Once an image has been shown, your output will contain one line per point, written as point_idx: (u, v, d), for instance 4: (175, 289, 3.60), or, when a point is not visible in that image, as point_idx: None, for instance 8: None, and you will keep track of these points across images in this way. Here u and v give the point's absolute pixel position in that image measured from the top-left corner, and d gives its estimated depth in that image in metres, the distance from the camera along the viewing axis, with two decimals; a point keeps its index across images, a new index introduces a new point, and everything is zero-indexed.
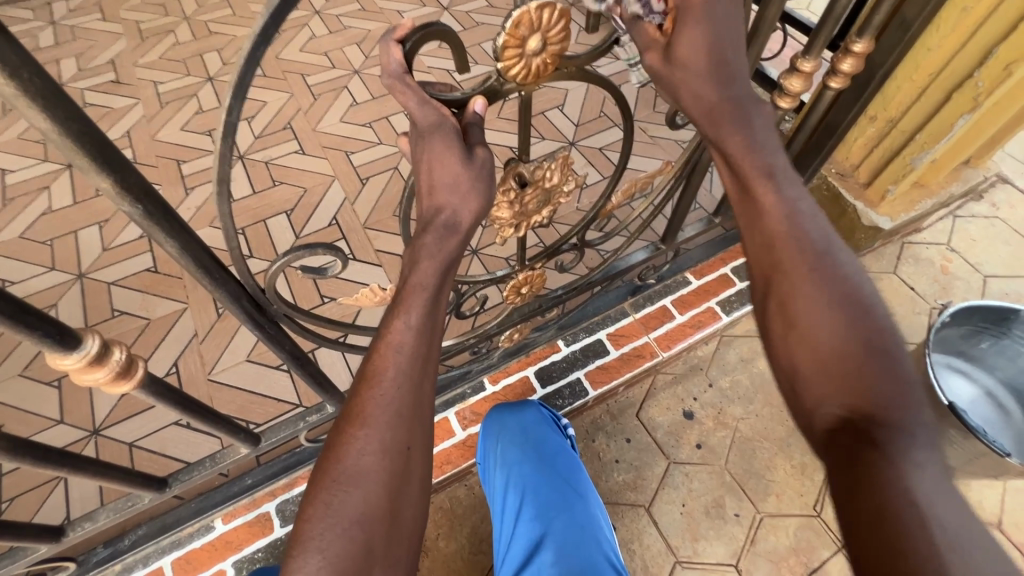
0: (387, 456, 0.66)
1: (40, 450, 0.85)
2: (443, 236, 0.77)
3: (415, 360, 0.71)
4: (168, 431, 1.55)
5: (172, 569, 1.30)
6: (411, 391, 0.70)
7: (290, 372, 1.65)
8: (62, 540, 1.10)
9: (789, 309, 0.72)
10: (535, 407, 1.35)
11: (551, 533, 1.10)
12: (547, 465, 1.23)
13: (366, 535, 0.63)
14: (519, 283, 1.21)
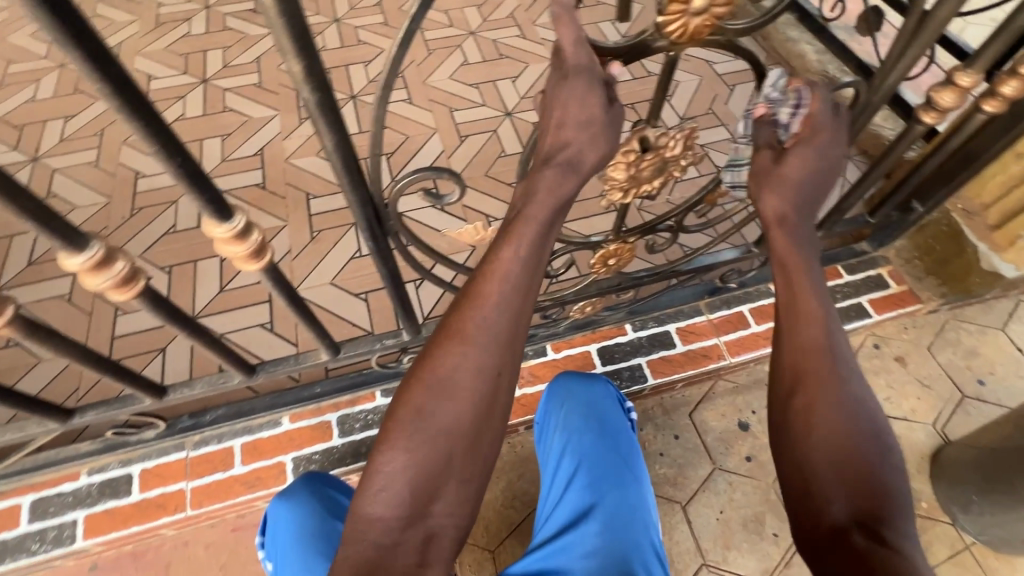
0: (478, 378, 0.75)
1: (171, 308, 0.95)
2: (552, 184, 0.79)
3: (517, 290, 0.78)
4: (253, 331, 1.69)
5: (241, 450, 1.43)
6: (507, 326, 0.77)
7: (367, 302, 1.75)
8: (162, 399, 1.22)
9: (805, 410, 0.81)
10: (602, 386, 1.39)
11: (599, 502, 1.10)
12: (603, 437, 1.25)
13: (447, 446, 0.72)
14: (609, 254, 1.22)
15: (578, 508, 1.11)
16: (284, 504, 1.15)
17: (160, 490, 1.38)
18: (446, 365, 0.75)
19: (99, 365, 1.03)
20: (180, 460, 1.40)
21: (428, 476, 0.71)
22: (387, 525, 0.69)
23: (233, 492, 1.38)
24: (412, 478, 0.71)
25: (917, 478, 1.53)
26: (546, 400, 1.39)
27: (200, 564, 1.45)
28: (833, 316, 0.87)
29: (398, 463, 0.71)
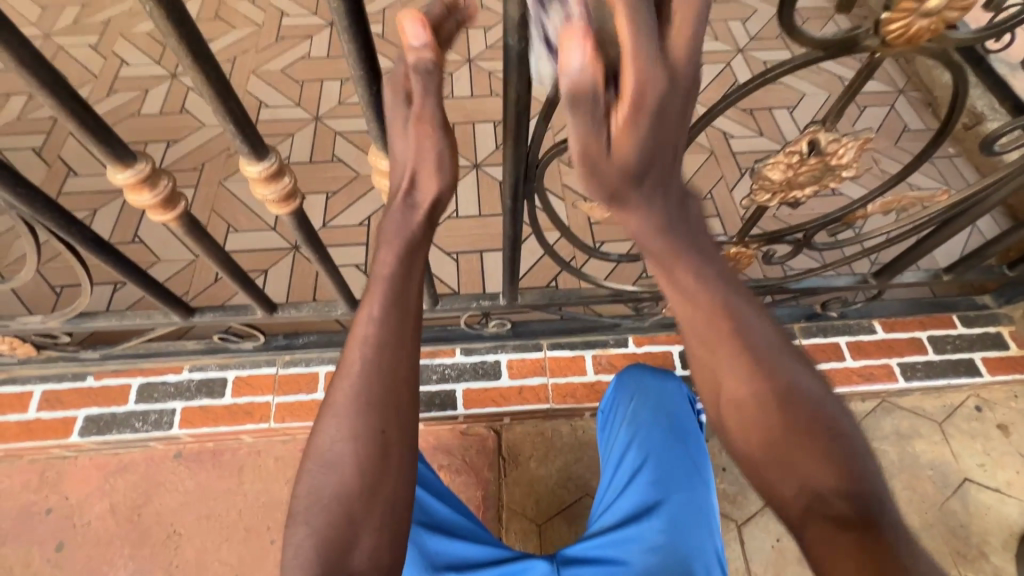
0: (353, 436, 0.69)
1: (314, 233, 1.00)
2: (427, 165, 0.75)
3: (379, 345, 0.72)
4: (347, 270, 1.76)
5: (325, 377, 1.51)
6: (387, 304, 0.73)
7: (457, 262, 1.78)
8: (273, 314, 1.29)
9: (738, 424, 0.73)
10: (673, 384, 1.23)
11: (666, 500, 0.99)
12: (673, 438, 1.11)
13: (379, 422, 0.70)
14: (724, 257, 1.18)
15: (643, 504, 0.99)
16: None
17: (249, 399, 1.47)
18: (351, 349, 0.73)
19: (233, 272, 1.10)
20: (270, 374, 1.50)
21: (361, 453, 0.69)
22: (325, 505, 0.67)
23: (313, 414, 1.46)
24: (352, 456, 0.69)
25: (1001, 555, 1.43)
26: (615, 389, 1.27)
27: (269, 474, 1.56)
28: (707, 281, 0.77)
29: (342, 441, 0.69)
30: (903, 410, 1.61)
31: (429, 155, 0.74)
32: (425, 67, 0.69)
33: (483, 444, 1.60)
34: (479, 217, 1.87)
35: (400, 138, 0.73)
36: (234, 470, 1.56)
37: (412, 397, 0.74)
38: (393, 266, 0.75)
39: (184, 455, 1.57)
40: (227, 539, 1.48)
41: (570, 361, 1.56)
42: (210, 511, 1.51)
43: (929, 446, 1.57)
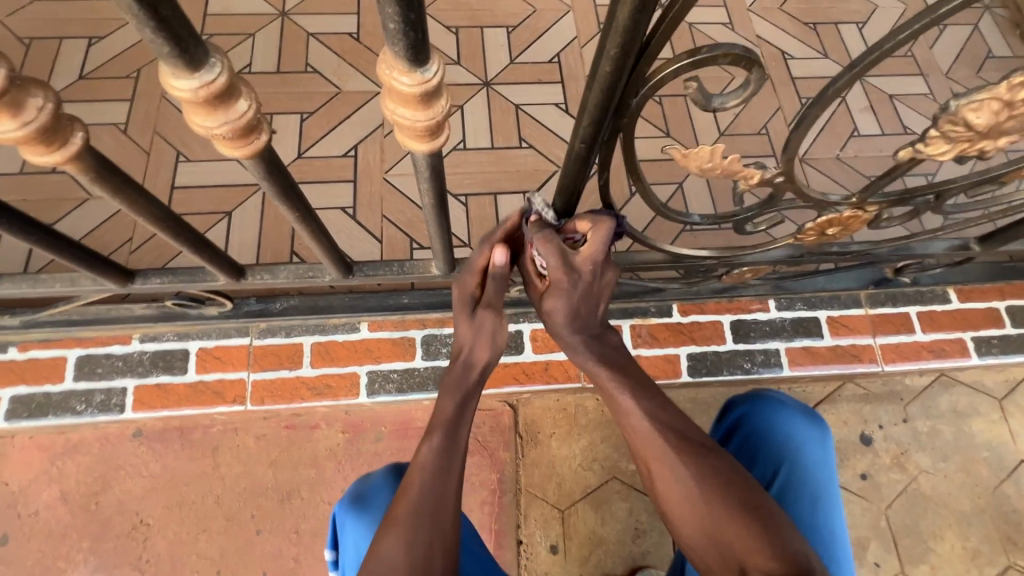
0: (412, 536, 0.73)
1: (288, 182, 0.69)
2: (484, 342, 0.87)
3: (438, 468, 0.78)
4: (331, 213, 1.43)
5: (311, 350, 1.25)
6: (445, 436, 0.80)
7: (467, 206, 1.46)
8: (240, 281, 1.00)
9: (666, 496, 0.73)
10: (807, 425, 0.99)
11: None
12: (805, 502, 0.92)
13: (426, 533, 0.73)
14: (830, 220, 0.91)
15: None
16: (361, 522, 0.91)
17: (219, 375, 1.22)
18: (413, 468, 0.79)
19: (176, 232, 0.80)
20: (242, 347, 1.24)
21: (411, 562, 0.71)
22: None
23: (298, 395, 1.23)
24: (406, 562, 0.71)
25: None
26: (733, 426, 1.03)
27: (250, 455, 1.34)
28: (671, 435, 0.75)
29: (395, 545, 0.72)
30: (961, 386, 1.45)
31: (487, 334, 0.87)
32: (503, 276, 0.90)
33: (497, 420, 1.41)
34: (492, 150, 1.53)
35: (465, 326, 0.91)
36: (208, 451, 1.34)
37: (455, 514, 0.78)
38: (450, 411, 0.84)
39: (145, 433, 1.34)
40: (204, 530, 1.28)
41: None
42: (182, 498, 1.30)
43: (987, 426, 1.43)
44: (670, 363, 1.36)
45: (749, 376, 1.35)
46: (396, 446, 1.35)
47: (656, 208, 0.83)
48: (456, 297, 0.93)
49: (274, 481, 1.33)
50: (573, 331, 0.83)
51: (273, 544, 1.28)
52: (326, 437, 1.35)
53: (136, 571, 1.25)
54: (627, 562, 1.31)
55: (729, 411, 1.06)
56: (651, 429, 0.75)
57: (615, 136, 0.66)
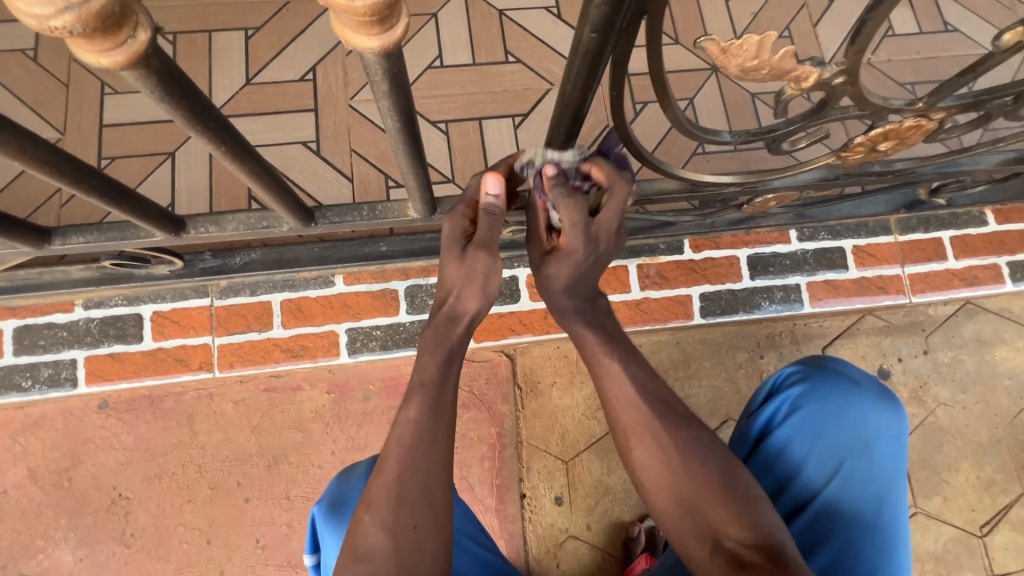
0: (398, 519, 0.69)
1: (196, 100, 0.51)
2: (472, 288, 0.78)
3: (422, 444, 0.72)
4: (291, 149, 1.24)
5: (282, 309, 1.22)
6: (425, 406, 0.74)
7: (448, 135, 1.27)
8: (180, 236, 0.84)
9: (643, 467, 0.75)
10: (882, 411, 0.90)
11: (862, 569, 0.81)
12: (871, 493, 0.85)
13: (413, 519, 0.69)
14: (885, 133, 0.75)
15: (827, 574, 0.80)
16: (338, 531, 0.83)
17: (180, 342, 1.21)
18: (388, 447, 0.73)
19: (66, 175, 0.61)
20: (202, 308, 1.22)
21: (396, 548, 0.68)
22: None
23: (272, 357, 1.22)
24: (392, 549, 0.68)
25: None
26: (793, 399, 0.91)
27: (230, 422, 1.24)
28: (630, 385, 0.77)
29: (375, 534, 0.69)
30: (988, 314, 1.35)
31: (479, 281, 0.77)
32: (491, 212, 0.77)
33: (494, 371, 1.32)
34: (474, 67, 1.32)
35: (453, 268, 0.78)
36: (183, 419, 1.23)
37: (445, 486, 0.74)
38: (433, 372, 0.77)
39: (112, 404, 1.22)
40: (189, 501, 1.21)
41: (611, 274, 1.29)
42: (161, 470, 1.22)
43: (1010, 353, 1.35)
44: (680, 305, 1.30)
45: (766, 314, 1.30)
46: (386, 405, 1.25)
47: (680, 124, 0.67)
48: (444, 235, 0.79)
49: (259, 447, 1.24)
50: (569, 296, 0.81)
51: (263, 510, 1.22)
52: (310, 398, 1.25)
53: (121, 545, 1.18)
54: (635, 510, 1.26)
55: (789, 382, 0.93)
56: (634, 398, 0.77)
57: (638, 21, 0.49)
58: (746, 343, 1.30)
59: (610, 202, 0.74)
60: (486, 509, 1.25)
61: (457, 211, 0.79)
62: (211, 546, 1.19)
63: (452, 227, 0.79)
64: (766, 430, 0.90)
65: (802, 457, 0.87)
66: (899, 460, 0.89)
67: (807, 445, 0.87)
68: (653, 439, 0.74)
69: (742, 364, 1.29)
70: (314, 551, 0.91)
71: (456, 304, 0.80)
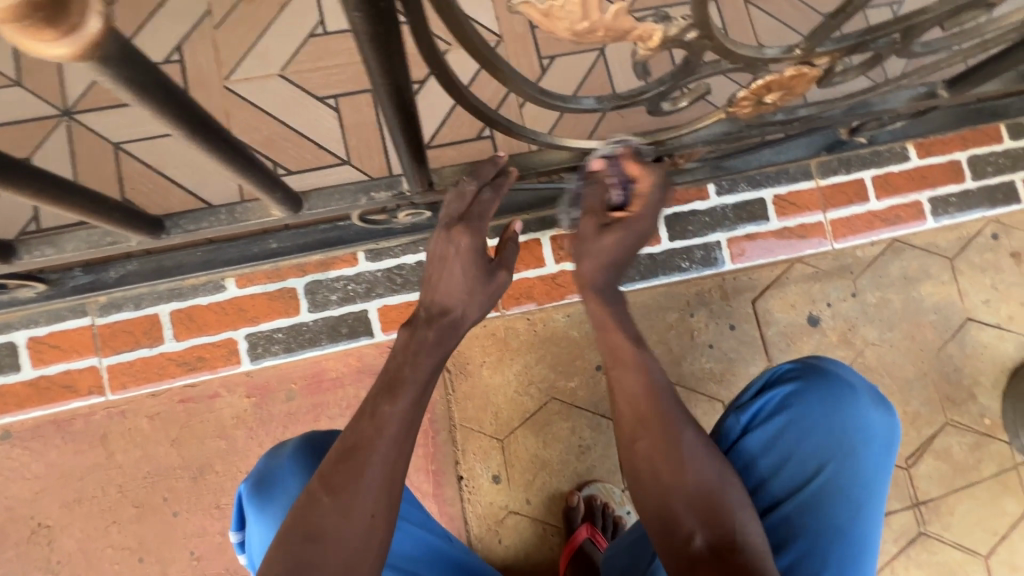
0: (361, 502, 0.65)
1: None
2: (468, 297, 0.79)
3: (401, 439, 0.68)
4: (164, 143, 1.12)
5: (172, 320, 1.15)
6: (406, 399, 0.70)
7: (338, 112, 1.16)
8: (13, 263, 0.76)
9: (645, 459, 0.75)
10: (876, 416, 0.89)
11: (823, 571, 0.82)
12: (848, 494, 0.85)
13: (374, 505, 0.65)
14: (767, 86, 0.69)
15: (787, 572, 0.82)
16: (269, 508, 0.84)
17: (64, 367, 1.14)
18: (354, 433, 0.68)
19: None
20: (83, 329, 1.14)
21: (337, 545, 0.64)
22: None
23: (168, 373, 1.17)
24: (348, 533, 0.64)
25: (988, 393, 1.34)
26: (785, 395, 0.90)
27: (147, 437, 1.19)
28: (654, 372, 0.78)
29: (333, 517, 0.64)
30: (913, 251, 1.34)
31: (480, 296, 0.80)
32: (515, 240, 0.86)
33: None
34: None
35: (478, 283, 0.79)
36: (95, 441, 1.18)
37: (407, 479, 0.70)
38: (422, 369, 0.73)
39: (15, 434, 1.16)
40: (114, 522, 1.17)
41: (525, 250, 1.26)
42: (80, 494, 1.17)
43: (935, 288, 1.35)
44: None
45: (687, 275, 1.27)
46: (309, 404, 1.20)
47: (530, 98, 0.59)
48: (476, 247, 0.78)
49: (181, 459, 1.20)
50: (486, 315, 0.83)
51: (194, 522, 1.19)
52: (229, 404, 1.20)
53: (49, 573, 1.15)
54: (573, 479, 1.27)
55: (785, 377, 0.92)
56: (641, 389, 0.77)
57: None
58: (674, 303, 1.28)
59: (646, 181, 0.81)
60: (425, 496, 1.24)
61: (484, 225, 0.79)
62: (144, 563, 1.17)
63: (472, 241, 0.78)
64: (750, 425, 0.90)
65: (783, 456, 0.87)
66: (886, 469, 0.88)
67: (790, 447, 0.88)
68: (659, 440, 0.75)
69: (671, 325, 1.27)
70: (241, 527, 0.93)
71: (460, 314, 0.78)
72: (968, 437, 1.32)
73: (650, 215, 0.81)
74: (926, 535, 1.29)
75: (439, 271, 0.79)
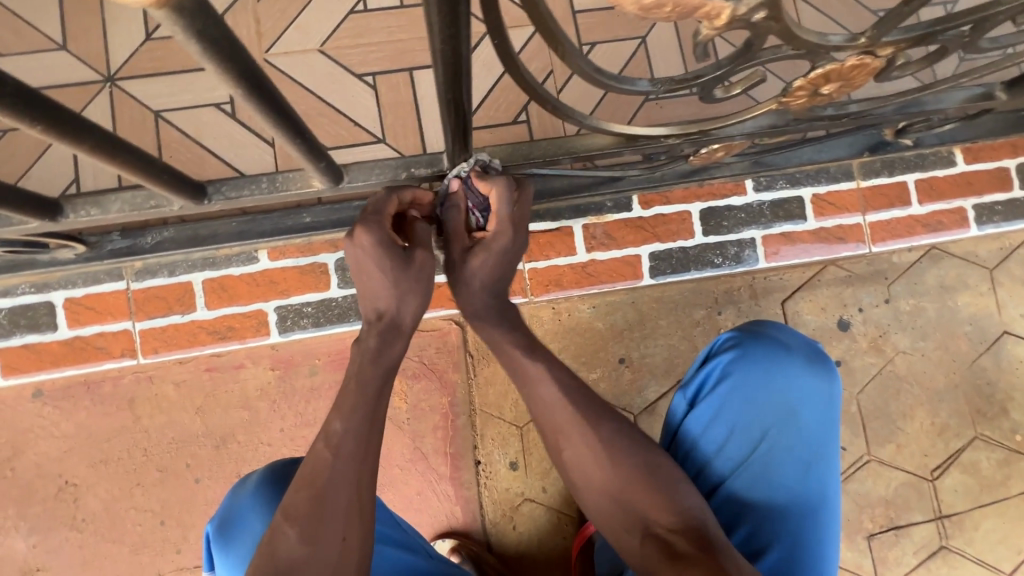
0: (324, 531, 0.69)
1: None
2: (401, 295, 0.80)
3: (356, 455, 0.73)
4: (203, 113, 1.13)
5: (204, 289, 1.17)
6: (358, 416, 0.75)
7: (376, 90, 1.16)
8: (59, 221, 0.76)
9: (574, 463, 0.79)
10: (816, 376, 0.87)
11: (782, 538, 0.80)
12: (797, 458, 0.83)
13: (340, 529, 0.70)
14: (825, 75, 0.67)
15: (745, 545, 0.80)
16: (235, 542, 0.87)
17: (99, 329, 1.16)
18: (314, 460, 0.73)
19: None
20: (119, 293, 1.16)
21: (320, 556, 0.68)
22: None
23: (199, 341, 1.18)
24: (318, 560, 0.68)
25: (1021, 409, 1.30)
26: (725, 365, 0.88)
27: (172, 403, 1.21)
28: (543, 366, 0.83)
29: (296, 543, 0.68)
30: (952, 260, 1.31)
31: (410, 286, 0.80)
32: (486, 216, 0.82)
33: (445, 339, 1.28)
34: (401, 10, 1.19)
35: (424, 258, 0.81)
36: (123, 404, 1.20)
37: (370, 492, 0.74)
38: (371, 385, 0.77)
39: (46, 393, 1.18)
40: (138, 484, 1.20)
41: (557, 236, 1.23)
42: (106, 455, 1.20)
43: (973, 299, 1.31)
44: (629, 266, 1.25)
45: (719, 271, 1.25)
46: (332, 380, 1.21)
47: (585, 76, 0.58)
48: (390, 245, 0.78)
49: (205, 427, 1.21)
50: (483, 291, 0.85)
51: (216, 490, 1.21)
52: (254, 376, 1.21)
53: (74, 530, 1.18)
54: None
55: (722, 347, 0.90)
56: (558, 394, 0.81)
57: None
58: (702, 300, 1.26)
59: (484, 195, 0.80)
60: (441, 478, 1.25)
61: (379, 221, 0.78)
62: (166, 527, 1.19)
63: (376, 239, 0.77)
64: (694, 399, 0.88)
65: (728, 428, 0.85)
66: (831, 428, 0.87)
67: (732, 417, 0.85)
68: (584, 440, 0.78)
69: (697, 322, 1.26)
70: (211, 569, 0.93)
71: (397, 314, 0.80)
72: (997, 452, 1.29)
73: (510, 231, 0.81)
74: (947, 549, 1.26)
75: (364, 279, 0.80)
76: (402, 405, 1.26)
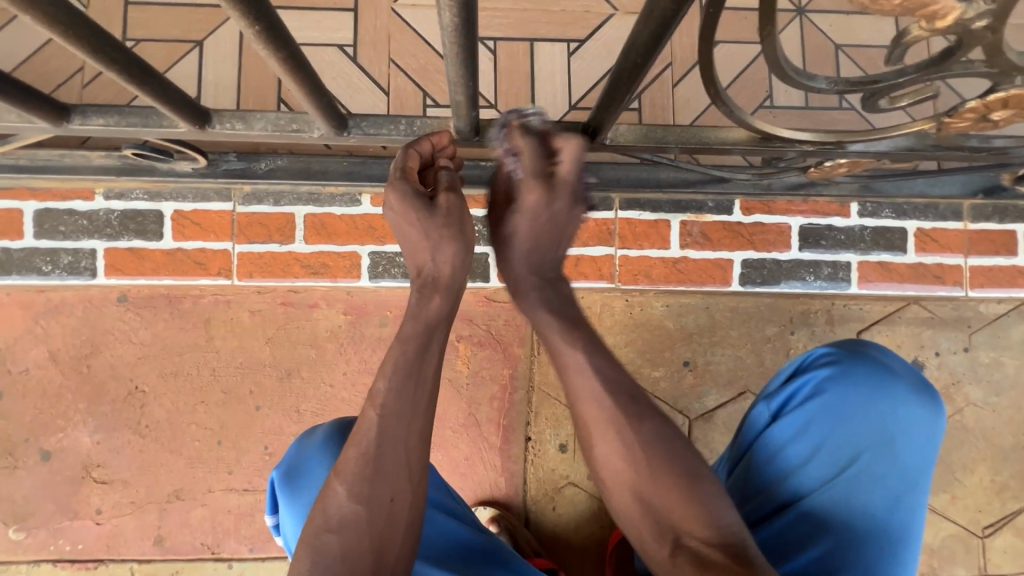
0: (372, 493, 0.67)
1: None
2: (424, 252, 0.76)
3: (405, 420, 0.69)
4: (325, 52, 1.14)
5: (305, 224, 1.21)
6: (406, 376, 0.70)
7: (495, 56, 1.16)
8: (205, 131, 0.78)
9: (608, 464, 0.72)
10: (915, 406, 0.85)
11: (858, 563, 0.79)
12: (886, 487, 0.82)
13: (390, 491, 0.67)
14: (1004, 100, 0.65)
15: (819, 562, 0.78)
16: (297, 494, 0.83)
17: (199, 245, 1.20)
18: (365, 418, 0.69)
19: (60, 26, 0.54)
20: (225, 213, 1.20)
21: (372, 517, 0.66)
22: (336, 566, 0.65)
23: (292, 273, 1.21)
24: (368, 518, 0.66)
25: None
26: (817, 381, 0.87)
27: (245, 329, 1.23)
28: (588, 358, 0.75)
29: (347, 499, 0.67)
30: None
31: (426, 248, 0.76)
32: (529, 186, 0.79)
33: (514, 314, 1.28)
34: None
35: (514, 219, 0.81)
36: (199, 322, 1.23)
37: (425, 452, 0.71)
38: (412, 344, 0.72)
39: (131, 299, 1.22)
40: (202, 402, 1.23)
41: (651, 228, 1.23)
42: (176, 369, 1.23)
43: None
44: (719, 269, 1.23)
45: (807, 290, 1.23)
46: None
47: (775, 65, 0.57)
48: (403, 204, 0.75)
49: (273, 358, 1.24)
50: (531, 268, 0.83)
51: (272, 420, 1.23)
52: (327, 317, 1.23)
53: (136, 434, 1.22)
54: None
55: (818, 363, 0.89)
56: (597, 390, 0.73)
57: None
58: (777, 317, 1.24)
59: (566, 154, 0.78)
60: (490, 448, 1.26)
61: (404, 179, 0.75)
62: (222, 447, 1.23)
63: (401, 194, 0.75)
64: (781, 410, 0.88)
65: (815, 445, 0.84)
66: (924, 463, 0.85)
67: (822, 434, 0.84)
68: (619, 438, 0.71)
69: (770, 338, 1.24)
70: (274, 513, 0.92)
71: (433, 266, 0.77)
72: None
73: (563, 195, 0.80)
74: None
75: (399, 238, 0.79)
76: (464, 370, 1.27)
